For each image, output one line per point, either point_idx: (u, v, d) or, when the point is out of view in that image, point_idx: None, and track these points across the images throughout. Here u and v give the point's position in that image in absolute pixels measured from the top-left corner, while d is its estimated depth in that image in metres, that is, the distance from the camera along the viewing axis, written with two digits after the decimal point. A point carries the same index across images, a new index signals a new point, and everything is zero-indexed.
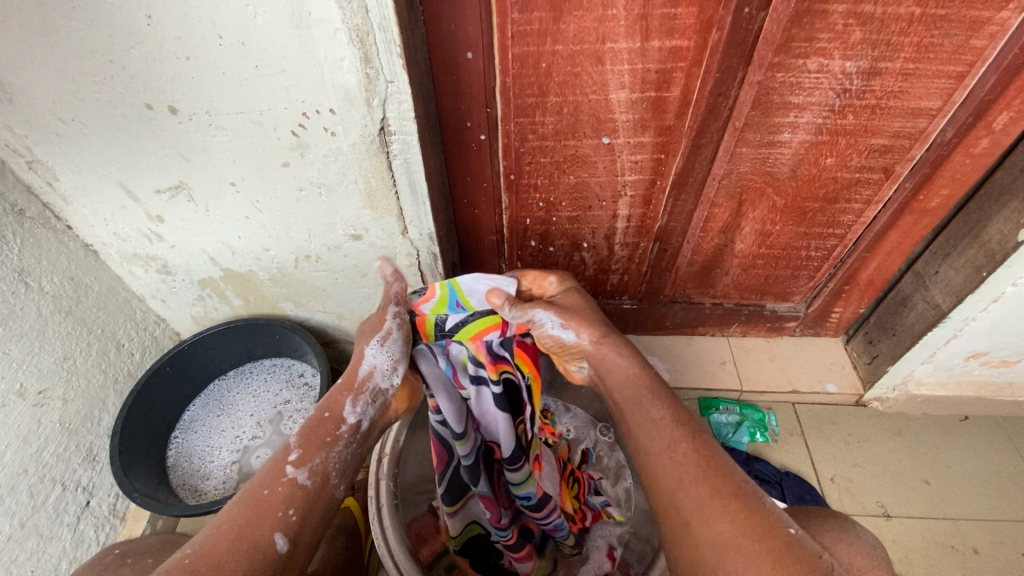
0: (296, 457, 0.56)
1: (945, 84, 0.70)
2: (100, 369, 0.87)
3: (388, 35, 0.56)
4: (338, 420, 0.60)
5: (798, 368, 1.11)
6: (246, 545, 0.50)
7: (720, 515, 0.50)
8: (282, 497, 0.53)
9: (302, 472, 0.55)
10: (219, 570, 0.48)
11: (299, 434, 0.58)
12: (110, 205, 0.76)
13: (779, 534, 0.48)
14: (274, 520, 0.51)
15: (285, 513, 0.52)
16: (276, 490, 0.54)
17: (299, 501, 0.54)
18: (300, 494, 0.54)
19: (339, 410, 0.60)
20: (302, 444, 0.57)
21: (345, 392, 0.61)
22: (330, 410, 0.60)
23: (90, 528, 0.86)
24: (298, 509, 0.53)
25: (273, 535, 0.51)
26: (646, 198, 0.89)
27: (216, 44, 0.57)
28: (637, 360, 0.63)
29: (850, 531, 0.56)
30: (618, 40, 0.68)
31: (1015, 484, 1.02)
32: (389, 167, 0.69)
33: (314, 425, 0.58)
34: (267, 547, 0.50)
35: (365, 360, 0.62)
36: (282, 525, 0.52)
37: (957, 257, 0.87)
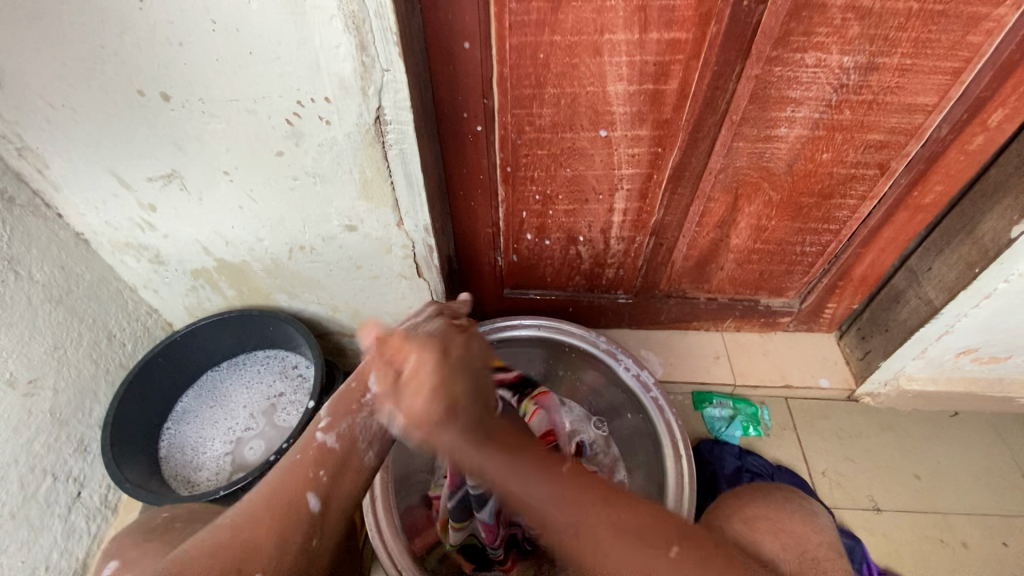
0: (325, 423, 0.56)
1: (942, 81, 0.70)
2: (92, 359, 0.86)
3: (385, 22, 0.56)
4: (364, 389, 0.58)
5: (791, 364, 1.12)
6: (278, 506, 0.50)
7: (612, 545, 0.47)
8: (312, 460, 0.53)
9: (331, 437, 0.55)
10: (258, 532, 0.49)
11: (332, 401, 0.58)
12: (101, 193, 0.75)
13: (661, 561, 0.47)
14: (306, 480, 0.52)
15: (315, 474, 0.53)
16: (305, 454, 0.54)
17: (329, 462, 0.53)
18: (329, 456, 0.54)
19: (366, 380, 0.59)
20: (332, 412, 0.57)
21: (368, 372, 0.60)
22: (357, 380, 0.59)
23: (82, 519, 0.85)
24: (327, 471, 0.53)
25: (304, 495, 0.51)
26: (642, 192, 0.89)
27: (209, 30, 0.56)
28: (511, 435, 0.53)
29: (794, 501, 0.59)
30: (616, 32, 0.67)
31: (1002, 479, 1.03)
32: (385, 157, 0.69)
33: (343, 393, 0.59)
34: (300, 507, 0.50)
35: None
36: (313, 485, 0.52)
37: (950, 253, 0.87)
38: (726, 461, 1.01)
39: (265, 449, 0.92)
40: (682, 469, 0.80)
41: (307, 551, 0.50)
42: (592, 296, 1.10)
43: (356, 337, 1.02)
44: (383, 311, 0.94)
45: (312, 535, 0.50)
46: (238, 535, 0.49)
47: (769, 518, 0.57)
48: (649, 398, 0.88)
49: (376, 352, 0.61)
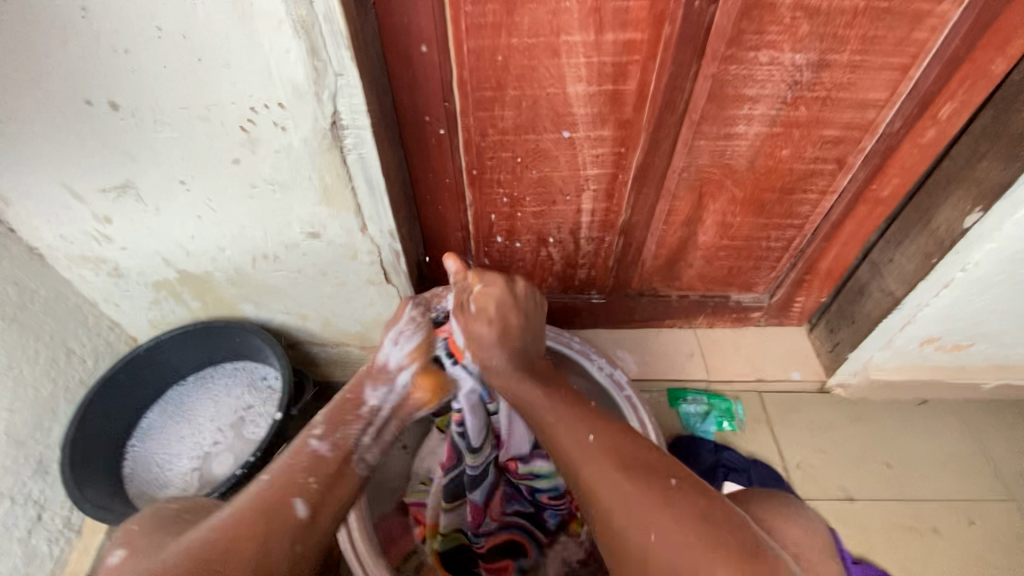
0: (320, 431, 0.61)
1: (891, 76, 0.72)
2: (50, 377, 0.84)
3: (335, 27, 0.56)
4: (359, 400, 0.68)
5: (763, 358, 1.14)
6: (268, 505, 0.51)
7: (603, 463, 0.55)
8: (302, 467, 0.56)
9: (324, 445, 0.60)
10: (242, 539, 0.48)
11: (326, 411, 0.65)
12: (53, 206, 0.73)
13: (664, 489, 0.52)
14: (295, 485, 0.54)
15: (307, 480, 0.55)
16: (299, 460, 0.57)
17: (318, 472, 0.56)
18: (320, 465, 0.57)
19: (360, 391, 0.68)
20: (326, 420, 0.63)
21: (366, 377, 0.70)
22: (352, 392, 0.68)
23: (43, 543, 0.82)
24: (318, 479, 0.56)
25: (294, 499, 0.52)
26: (608, 192, 0.89)
27: (155, 37, 0.55)
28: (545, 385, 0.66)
29: (795, 508, 0.58)
30: (573, 33, 0.68)
31: (969, 464, 1.06)
32: (344, 162, 0.68)
33: (340, 404, 0.66)
34: (288, 510, 0.51)
35: (382, 350, 0.71)
36: (302, 492, 0.54)
37: (909, 245, 0.89)
38: (700, 456, 1.02)
39: (233, 463, 0.90)
40: None
41: (293, 556, 0.49)
42: (565, 297, 1.10)
43: (327, 346, 1.00)
44: (353, 318, 0.93)
45: (297, 540, 0.50)
46: (224, 534, 0.48)
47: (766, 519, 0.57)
48: (622, 397, 0.88)
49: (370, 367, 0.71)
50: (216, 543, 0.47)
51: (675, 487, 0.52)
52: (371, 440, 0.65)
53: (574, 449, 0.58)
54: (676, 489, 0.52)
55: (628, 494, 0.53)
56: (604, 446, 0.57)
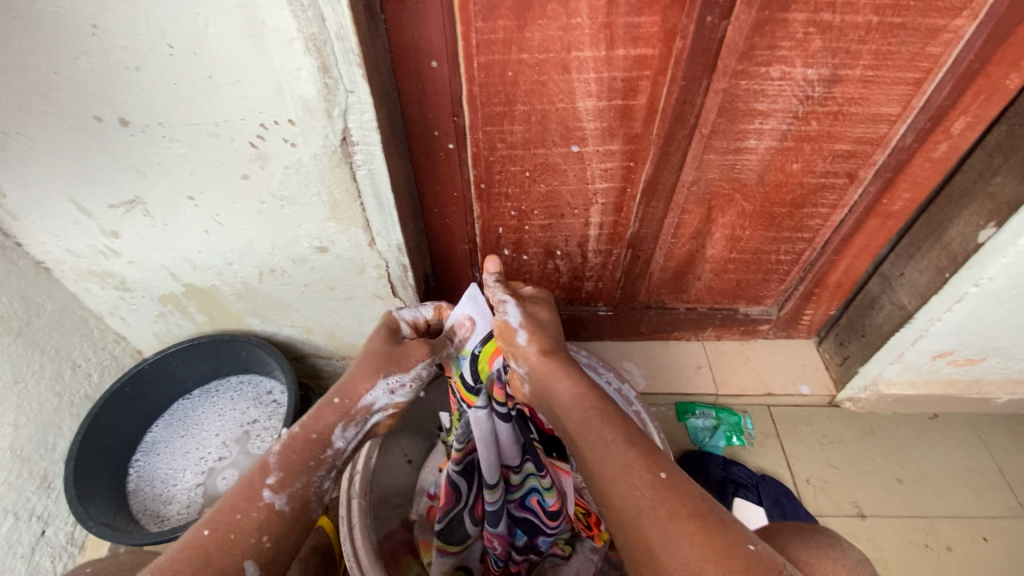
0: (276, 480, 0.57)
1: (904, 91, 0.71)
2: (54, 392, 0.83)
3: (347, 44, 0.55)
4: (325, 442, 0.61)
5: (772, 371, 1.12)
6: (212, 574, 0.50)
7: (669, 517, 0.50)
8: (255, 523, 0.54)
9: (280, 497, 0.56)
10: None
11: (279, 453, 0.59)
12: (61, 221, 0.72)
13: (740, 553, 0.47)
14: (247, 545, 0.52)
15: (260, 540, 0.53)
16: (250, 516, 0.54)
17: (274, 527, 0.55)
18: (275, 521, 0.55)
19: (328, 432, 0.61)
20: (284, 468, 0.57)
21: (339, 415, 0.62)
22: (317, 432, 0.61)
23: (46, 559, 0.81)
24: (272, 535, 0.54)
25: (245, 563, 0.51)
26: (617, 205, 0.89)
27: (166, 54, 0.55)
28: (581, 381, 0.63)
29: (837, 548, 0.55)
30: (583, 49, 0.68)
31: (983, 480, 1.04)
32: (353, 177, 0.68)
33: (299, 446, 0.60)
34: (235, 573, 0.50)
35: (370, 392, 0.63)
36: (254, 551, 0.52)
37: (921, 259, 0.89)
38: (710, 472, 1.00)
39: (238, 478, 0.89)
40: None
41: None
42: (571, 309, 1.09)
43: (333, 359, 1.00)
44: (359, 332, 0.93)
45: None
46: None
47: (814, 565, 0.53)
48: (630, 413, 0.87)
49: (334, 405, 0.62)
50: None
51: (752, 551, 0.47)
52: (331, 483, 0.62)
53: (617, 479, 0.53)
54: (752, 556, 0.47)
55: (686, 544, 0.48)
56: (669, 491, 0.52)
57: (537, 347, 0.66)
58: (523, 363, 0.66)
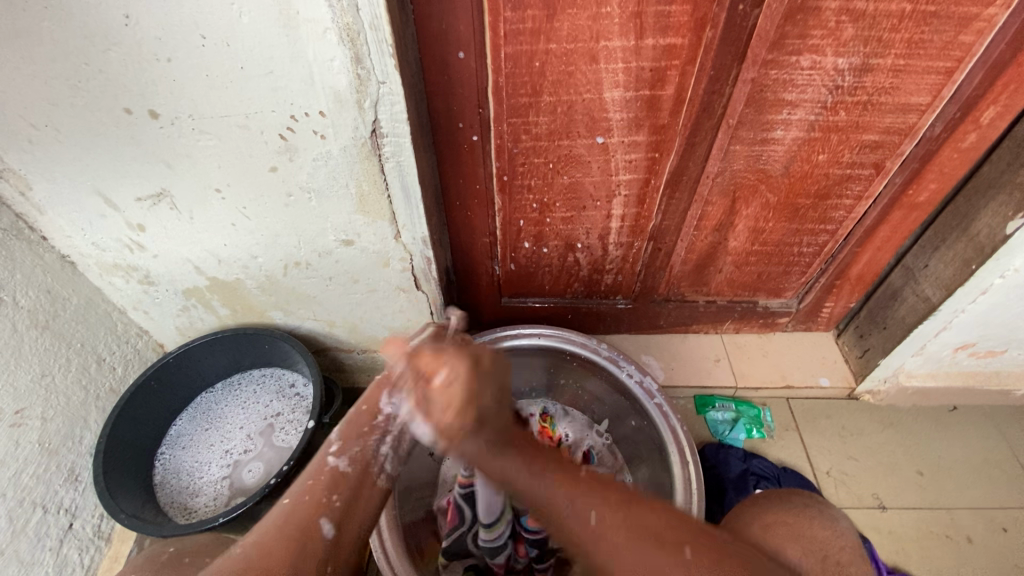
0: (336, 448, 0.56)
1: (935, 80, 0.71)
2: (81, 385, 0.83)
3: (380, 34, 0.55)
4: (375, 409, 0.58)
5: (791, 363, 1.12)
6: (291, 530, 0.49)
7: (645, 547, 0.45)
8: (324, 484, 0.52)
9: (343, 459, 0.55)
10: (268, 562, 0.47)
11: (341, 423, 0.58)
12: (88, 214, 0.72)
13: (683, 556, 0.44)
14: (319, 505, 0.51)
15: (330, 499, 0.52)
16: (318, 480, 0.53)
17: (342, 487, 0.53)
18: (342, 480, 0.53)
19: (374, 402, 0.58)
20: (342, 436, 0.56)
21: (383, 385, 0.59)
22: (367, 403, 0.58)
23: (74, 551, 0.82)
24: (342, 497, 0.52)
25: (321, 520, 0.50)
26: (639, 197, 0.88)
27: (199, 46, 0.55)
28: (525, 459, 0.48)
29: (813, 506, 0.60)
30: (612, 38, 0.67)
31: (1004, 472, 1.04)
32: (381, 170, 0.68)
33: (355, 415, 0.58)
34: (314, 532, 0.49)
35: (400, 353, 0.61)
36: (327, 510, 0.51)
37: (946, 251, 0.88)
38: (731, 465, 1.00)
39: (264, 471, 0.89)
40: (690, 478, 0.78)
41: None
42: (590, 302, 1.09)
43: (354, 353, 1.00)
44: (381, 325, 0.93)
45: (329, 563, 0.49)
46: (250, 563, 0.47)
47: (789, 523, 0.58)
48: (653, 405, 0.87)
49: (379, 377, 0.59)
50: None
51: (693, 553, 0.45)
52: (391, 450, 0.57)
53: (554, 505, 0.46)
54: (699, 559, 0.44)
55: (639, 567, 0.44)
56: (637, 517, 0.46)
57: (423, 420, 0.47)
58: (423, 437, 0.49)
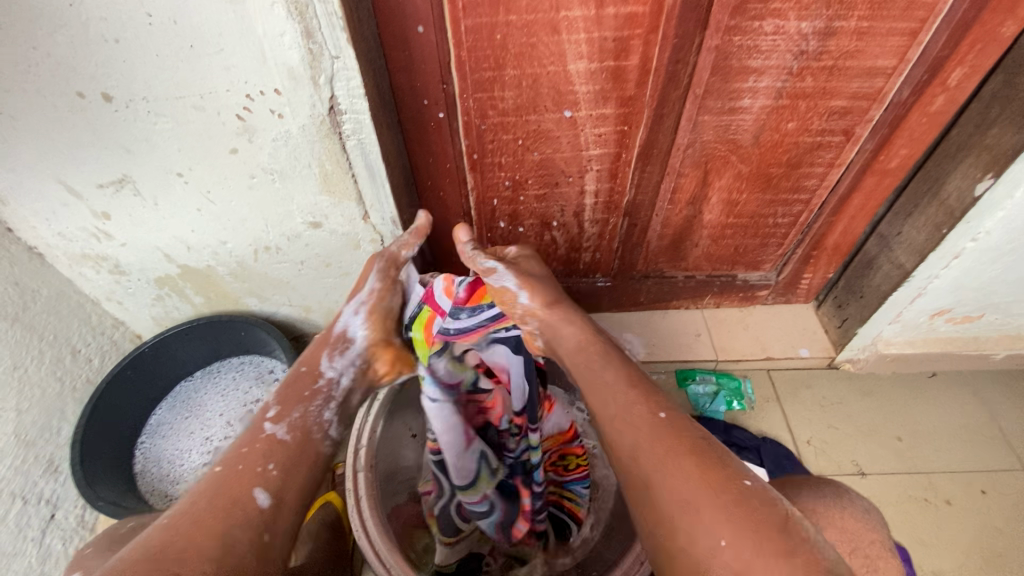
0: (274, 414, 0.58)
1: (900, 42, 0.70)
2: (55, 377, 0.83)
3: (329, 7, 0.54)
4: (315, 374, 0.65)
5: (770, 336, 1.13)
6: (225, 499, 0.49)
7: (687, 464, 0.48)
8: (260, 454, 0.54)
9: (280, 427, 0.57)
10: (200, 528, 0.46)
11: (279, 391, 0.62)
12: (51, 203, 0.71)
13: (734, 488, 0.46)
14: (254, 473, 0.52)
15: (264, 468, 0.53)
16: (254, 447, 0.55)
17: (279, 457, 0.54)
18: (280, 451, 0.55)
19: (315, 364, 0.65)
20: (280, 401, 0.60)
21: (320, 349, 0.66)
22: (306, 365, 0.65)
23: (58, 542, 0.82)
24: (278, 465, 0.54)
25: (254, 489, 0.50)
26: (612, 171, 0.88)
27: (145, 24, 0.54)
28: (588, 329, 0.66)
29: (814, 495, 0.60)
30: (572, 8, 0.66)
31: (981, 436, 1.05)
32: (343, 149, 0.67)
33: (292, 382, 0.63)
34: (247, 500, 0.49)
35: (340, 321, 0.68)
36: (261, 479, 0.52)
37: (918, 216, 0.88)
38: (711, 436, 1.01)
39: None
40: None
41: (263, 544, 0.47)
42: (570, 281, 1.09)
43: None
44: None
45: (265, 526, 0.48)
46: (179, 533, 0.45)
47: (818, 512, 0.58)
48: None
49: (320, 340, 0.67)
50: (167, 543, 0.44)
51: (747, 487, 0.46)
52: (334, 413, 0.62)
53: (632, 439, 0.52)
54: (749, 491, 0.46)
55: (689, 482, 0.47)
56: (708, 471, 0.48)
57: (538, 302, 0.68)
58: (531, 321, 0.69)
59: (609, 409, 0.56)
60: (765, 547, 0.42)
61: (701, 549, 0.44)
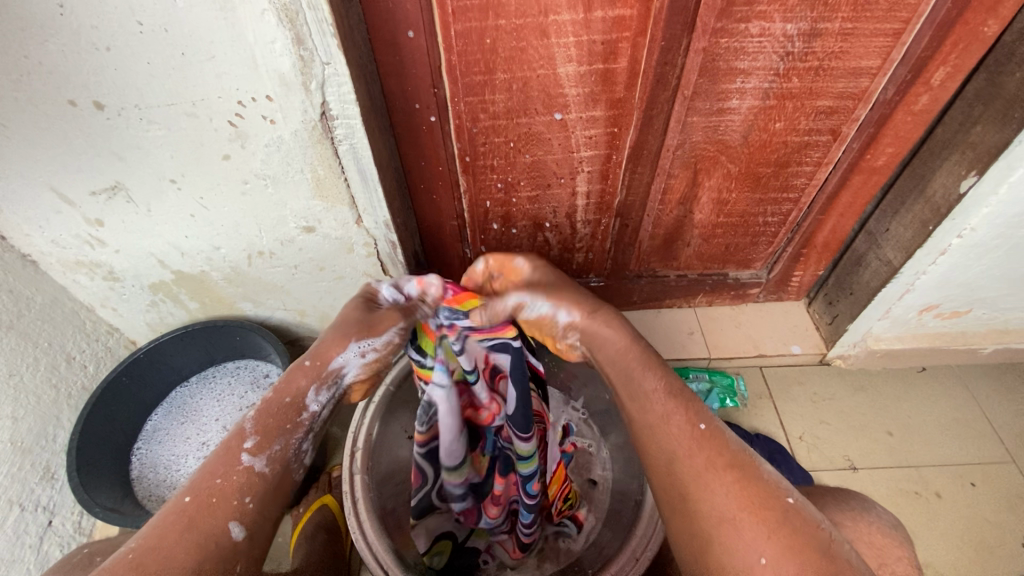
0: (253, 444, 0.54)
1: (883, 42, 0.71)
2: (51, 384, 0.83)
3: (319, 14, 0.55)
4: (299, 406, 0.58)
5: (762, 333, 1.14)
6: (195, 536, 0.48)
7: (731, 482, 0.48)
8: (235, 487, 0.51)
9: (260, 459, 0.53)
10: (167, 565, 0.46)
11: (256, 417, 0.56)
12: (44, 211, 0.72)
13: (776, 505, 0.47)
14: (227, 507, 0.50)
15: (240, 501, 0.51)
16: (231, 479, 0.52)
17: (256, 489, 0.52)
18: (257, 483, 0.53)
19: (300, 395, 0.58)
20: (261, 429, 0.55)
21: (309, 380, 0.58)
22: (291, 395, 0.58)
23: (55, 548, 0.82)
24: (254, 498, 0.52)
25: (227, 523, 0.49)
26: (603, 172, 0.88)
27: (136, 32, 0.54)
28: (626, 332, 0.60)
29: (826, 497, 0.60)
30: (561, 12, 0.67)
31: (971, 429, 1.07)
32: (335, 153, 0.68)
33: (274, 411, 0.56)
34: (220, 535, 0.49)
35: (342, 354, 0.59)
36: (237, 513, 0.50)
37: (905, 214, 0.89)
38: None
39: None
40: None
41: None
42: None
43: None
44: None
45: (238, 563, 0.49)
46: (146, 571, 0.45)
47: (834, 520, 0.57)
48: None
49: (306, 367, 0.59)
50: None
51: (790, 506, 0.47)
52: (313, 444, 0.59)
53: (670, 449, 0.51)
54: (792, 509, 0.47)
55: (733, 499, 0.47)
56: (751, 488, 0.48)
57: (578, 316, 0.62)
58: (571, 334, 0.63)
59: (647, 412, 0.54)
60: (803, 565, 0.44)
61: (741, 566, 0.45)
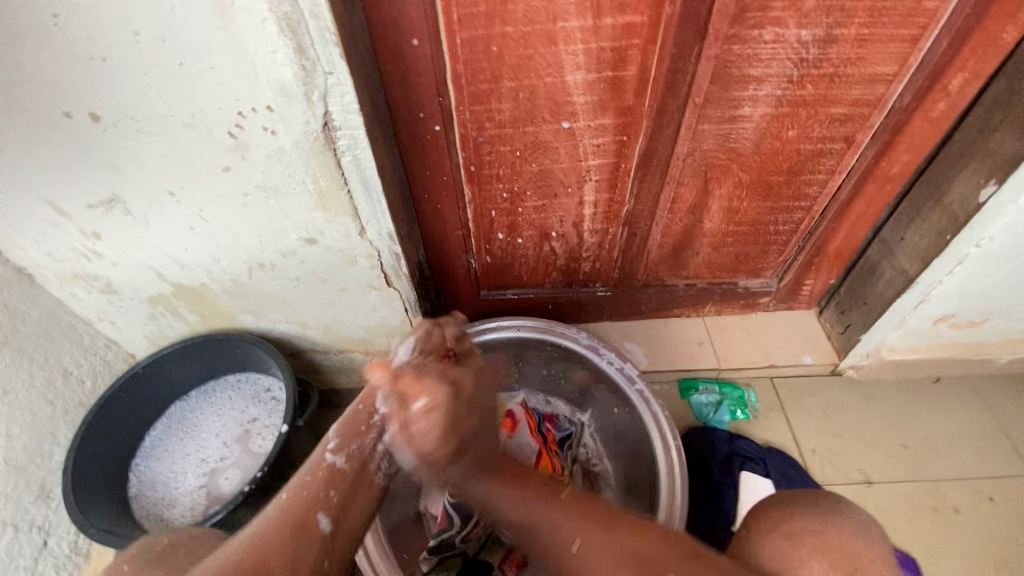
0: (335, 444, 0.55)
1: (900, 49, 0.69)
2: (47, 400, 0.81)
3: (322, 23, 0.53)
4: (371, 411, 0.57)
5: (773, 343, 1.12)
6: (288, 531, 0.49)
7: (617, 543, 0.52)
8: (322, 481, 0.52)
9: (341, 457, 0.54)
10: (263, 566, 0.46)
11: (339, 422, 0.57)
12: (39, 224, 0.70)
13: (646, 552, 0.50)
14: (316, 500, 0.51)
15: (327, 494, 0.52)
16: (316, 474, 0.53)
17: (340, 483, 0.53)
18: (339, 477, 0.53)
19: (371, 402, 0.58)
20: (340, 433, 0.56)
21: (376, 385, 0.59)
22: (363, 402, 0.58)
23: (50, 569, 0.80)
24: (338, 491, 0.53)
25: (317, 513, 0.50)
26: (611, 181, 0.87)
27: (133, 42, 0.53)
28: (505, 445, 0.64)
29: None
30: (570, 19, 0.65)
31: (988, 442, 1.04)
32: (338, 164, 0.66)
33: (350, 414, 0.57)
34: (311, 523, 0.50)
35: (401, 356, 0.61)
36: (323, 505, 0.51)
37: (921, 222, 0.88)
38: (716, 446, 0.99)
39: (240, 478, 0.89)
40: (674, 463, 0.79)
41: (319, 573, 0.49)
42: (570, 291, 1.08)
43: (330, 353, 0.98)
44: (355, 324, 0.91)
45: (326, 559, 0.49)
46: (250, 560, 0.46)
47: (816, 531, 0.49)
48: (634, 392, 0.86)
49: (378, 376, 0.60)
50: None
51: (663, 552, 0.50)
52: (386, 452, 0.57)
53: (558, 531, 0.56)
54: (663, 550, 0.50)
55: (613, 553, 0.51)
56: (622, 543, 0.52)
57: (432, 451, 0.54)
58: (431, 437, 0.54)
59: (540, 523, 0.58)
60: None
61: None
